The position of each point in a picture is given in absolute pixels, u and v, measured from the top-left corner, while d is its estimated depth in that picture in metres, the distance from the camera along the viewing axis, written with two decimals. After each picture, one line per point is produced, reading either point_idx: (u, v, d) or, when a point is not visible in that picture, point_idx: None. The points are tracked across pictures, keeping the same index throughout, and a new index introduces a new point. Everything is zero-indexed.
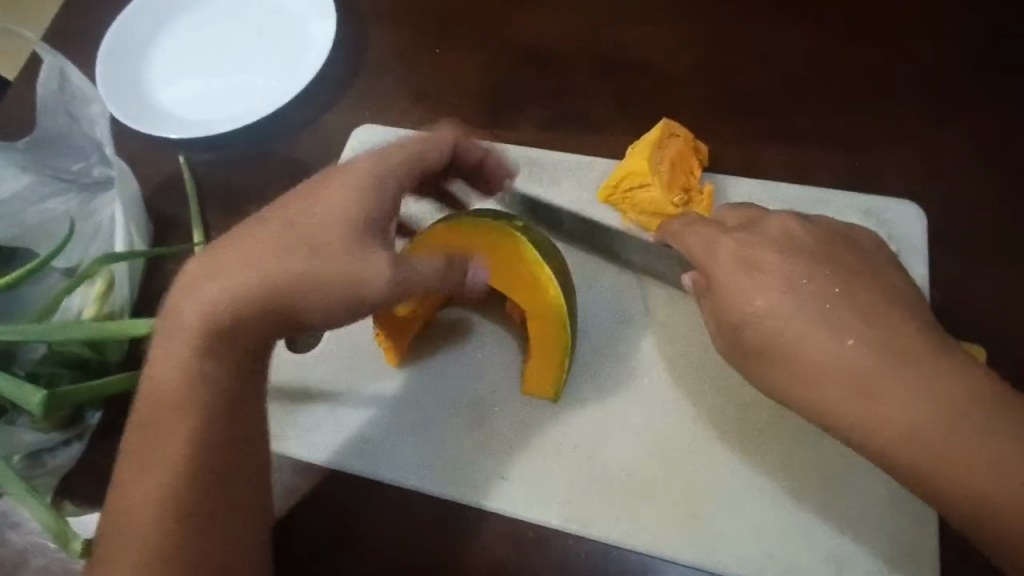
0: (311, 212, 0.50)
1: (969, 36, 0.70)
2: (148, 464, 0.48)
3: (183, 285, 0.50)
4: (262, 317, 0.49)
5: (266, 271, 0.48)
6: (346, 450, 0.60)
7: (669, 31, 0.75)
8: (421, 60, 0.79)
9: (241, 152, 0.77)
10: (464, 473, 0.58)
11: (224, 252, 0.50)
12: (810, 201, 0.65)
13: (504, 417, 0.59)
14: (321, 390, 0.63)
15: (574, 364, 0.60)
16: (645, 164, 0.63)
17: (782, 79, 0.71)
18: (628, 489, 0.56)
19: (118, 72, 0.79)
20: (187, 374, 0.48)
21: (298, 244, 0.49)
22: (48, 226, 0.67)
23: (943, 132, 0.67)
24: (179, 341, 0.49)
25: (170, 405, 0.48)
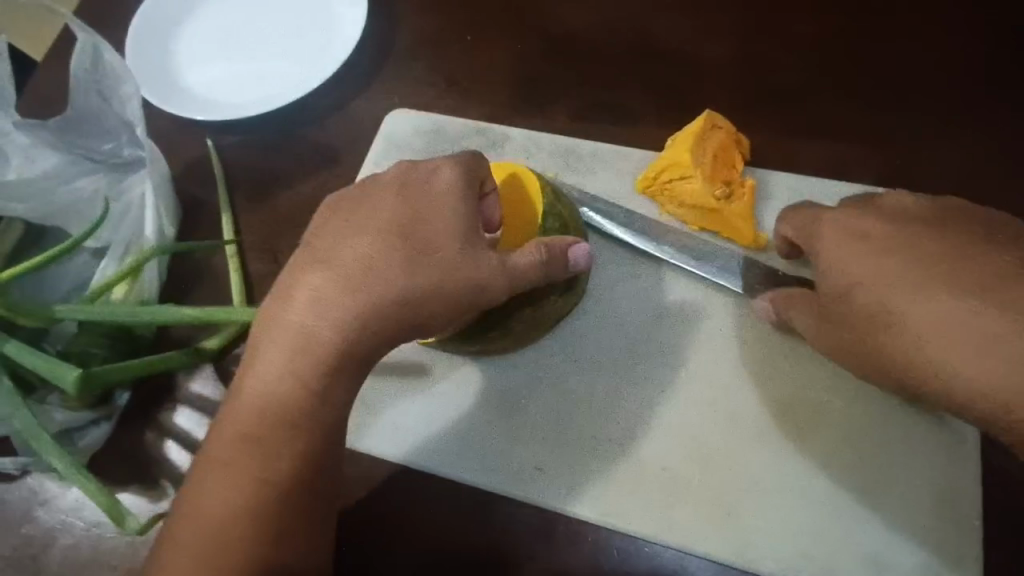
0: (400, 218, 0.51)
1: (1013, 29, 0.69)
2: (231, 460, 0.50)
3: (298, 292, 0.51)
4: (379, 325, 0.50)
5: (379, 281, 0.49)
6: (383, 437, 0.60)
7: (703, 21, 0.74)
8: (452, 47, 0.78)
9: (271, 136, 0.76)
10: (500, 466, 0.58)
11: (335, 265, 0.51)
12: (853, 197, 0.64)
13: (542, 411, 0.59)
14: (393, 383, 0.62)
15: (616, 364, 0.59)
16: (687, 155, 0.62)
17: (821, 73, 0.70)
18: (665, 483, 0.55)
19: (146, 55, 0.78)
20: (302, 388, 0.50)
21: (402, 251, 0.50)
22: (78, 207, 0.67)
23: (986, 129, 0.65)
24: (296, 352, 0.50)
25: (272, 416, 0.50)
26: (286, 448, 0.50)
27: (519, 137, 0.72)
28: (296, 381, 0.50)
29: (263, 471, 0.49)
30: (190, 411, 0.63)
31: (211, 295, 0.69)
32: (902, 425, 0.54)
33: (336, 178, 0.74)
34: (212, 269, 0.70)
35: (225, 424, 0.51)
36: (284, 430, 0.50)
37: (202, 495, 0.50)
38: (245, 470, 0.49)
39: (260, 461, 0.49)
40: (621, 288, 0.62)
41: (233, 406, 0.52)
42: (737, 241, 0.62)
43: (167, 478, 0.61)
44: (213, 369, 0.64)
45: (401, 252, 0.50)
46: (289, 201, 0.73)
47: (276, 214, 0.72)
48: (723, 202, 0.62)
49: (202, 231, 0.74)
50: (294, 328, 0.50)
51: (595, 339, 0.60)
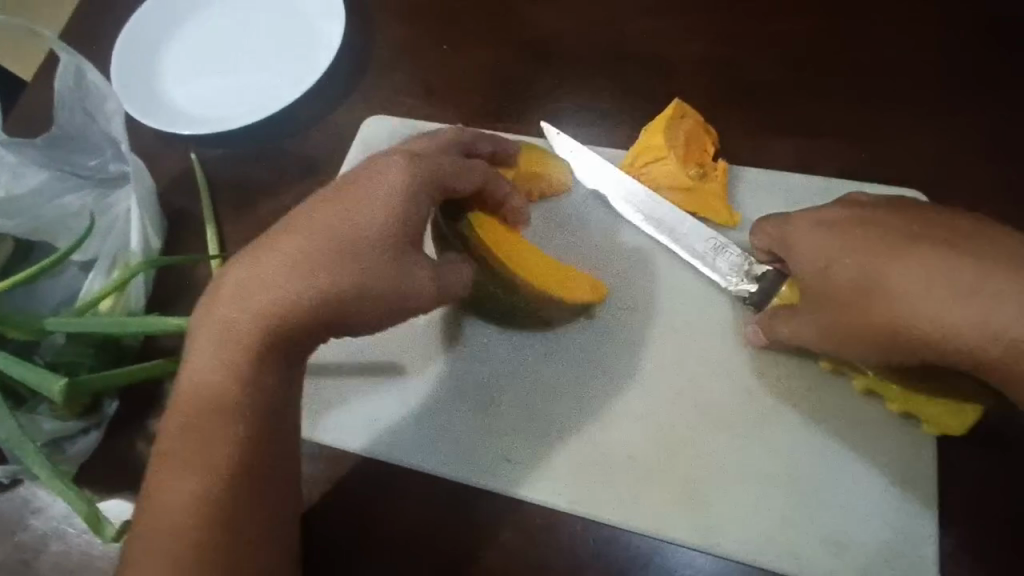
0: (338, 214, 0.52)
1: (971, 26, 0.71)
2: (176, 446, 0.51)
3: (226, 285, 0.52)
4: (312, 317, 0.51)
5: (306, 275, 0.51)
6: (358, 433, 0.62)
7: (673, 25, 0.76)
8: (429, 56, 0.80)
9: (254, 148, 0.78)
10: (472, 459, 0.59)
11: (261, 260, 0.52)
12: (815, 191, 0.65)
13: (512, 405, 0.60)
14: (350, 379, 0.64)
15: (583, 357, 0.61)
16: (660, 138, 0.64)
17: (786, 72, 0.71)
18: (631, 470, 0.57)
19: (132, 73, 0.80)
20: (235, 376, 0.51)
21: (340, 251, 0.51)
22: (65, 222, 0.69)
23: (946, 123, 0.67)
24: (224, 342, 0.51)
25: (212, 409, 0.51)
26: (223, 436, 0.50)
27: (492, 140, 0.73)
28: (222, 364, 0.51)
29: (203, 457, 0.50)
30: None
31: (197, 306, 0.71)
32: (866, 411, 0.56)
33: (316, 188, 0.76)
34: (197, 279, 0.71)
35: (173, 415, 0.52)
36: (219, 418, 0.51)
37: (154, 488, 0.51)
38: (187, 458, 0.50)
39: (205, 456, 0.50)
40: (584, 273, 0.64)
41: (174, 400, 0.53)
42: (715, 219, 0.64)
43: None
44: None
45: (338, 245, 0.51)
46: (271, 211, 0.74)
47: (258, 224, 0.74)
48: (697, 182, 0.64)
49: (187, 243, 0.75)
50: (221, 319, 0.52)
51: (565, 334, 0.62)
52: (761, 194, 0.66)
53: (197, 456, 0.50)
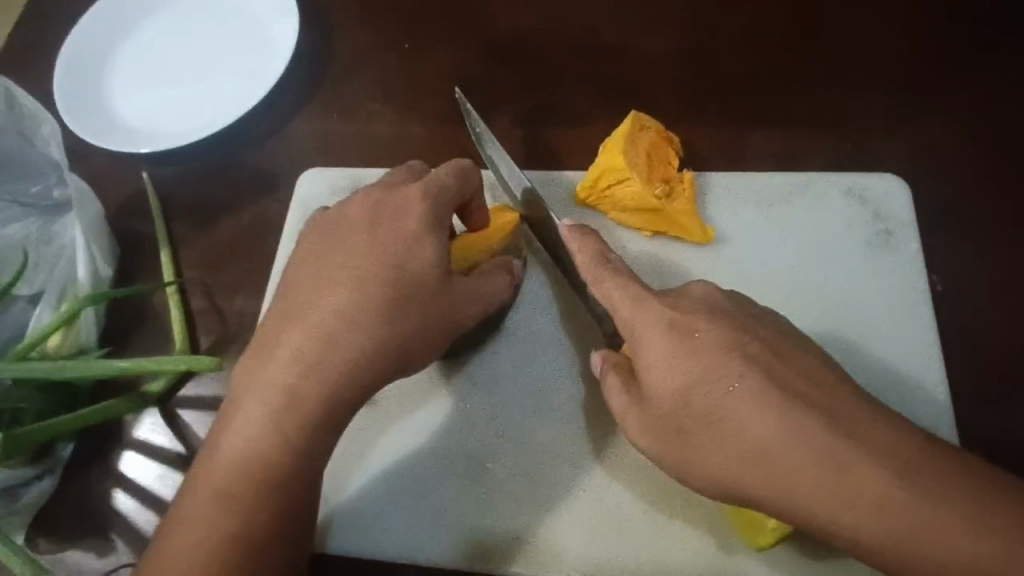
0: (388, 250, 0.50)
1: (950, 8, 0.68)
2: (206, 516, 0.46)
3: (279, 346, 0.48)
4: (370, 364, 0.48)
5: (366, 324, 0.48)
6: (349, 518, 0.57)
7: (644, 18, 0.72)
8: (389, 59, 0.76)
9: (207, 164, 0.74)
10: (480, 535, 0.54)
11: (312, 315, 0.49)
12: (786, 191, 0.61)
13: (508, 469, 0.56)
14: (348, 446, 0.59)
15: (563, 421, 0.57)
16: (621, 158, 0.59)
17: (763, 60, 0.68)
18: (643, 532, 0.53)
19: (76, 86, 0.76)
20: (280, 433, 0.47)
21: (391, 291, 0.49)
22: (6, 255, 0.65)
23: (931, 108, 0.64)
24: (277, 402, 0.47)
25: (249, 471, 0.46)
26: (259, 496, 0.46)
27: None
28: (274, 422, 0.47)
29: (242, 521, 0.46)
30: (139, 459, 0.61)
31: (153, 337, 0.66)
32: None
33: (276, 203, 0.72)
34: (154, 309, 0.67)
35: (196, 483, 0.47)
36: (261, 479, 0.46)
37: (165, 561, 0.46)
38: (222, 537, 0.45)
39: (241, 521, 0.46)
40: (522, 358, 0.59)
41: (203, 460, 0.48)
42: (686, 239, 0.60)
43: (117, 531, 0.59)
44: (159, 412, 0.62)
45: (390, 284, 0.49)
46: (230, 231, 0.70)
47: (216, 244, 0.70)
48: (664, 201, 0.59)
49: (140, 271, 0.71)
50: (273, 379, 0.48)
51: (547, 378, 0.58)
52: (736, 202, 0.61)
53: (230, 523, 0.46)
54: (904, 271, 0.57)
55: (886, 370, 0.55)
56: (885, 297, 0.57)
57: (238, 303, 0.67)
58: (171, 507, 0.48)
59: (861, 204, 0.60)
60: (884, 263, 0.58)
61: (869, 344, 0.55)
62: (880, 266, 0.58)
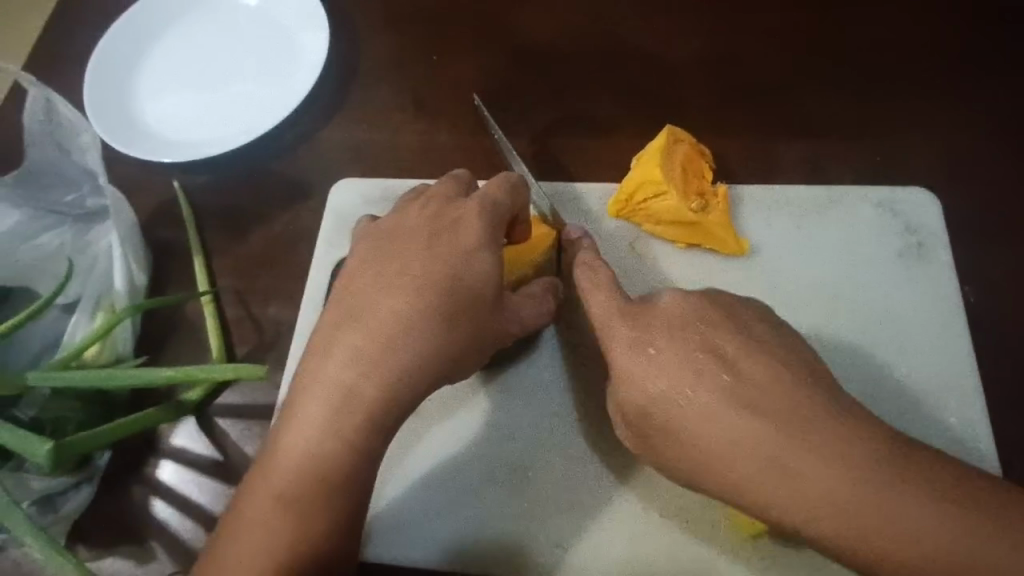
0: (441, 261, 0.51)
1: (969, 20, 0.69)
2: (266, 519, 0.47)
3: (335, 352, 0.49)
4: (424, 371, 0.49)
5: (419, 332, 0.49)
6: (394, 526, 0.57)
7: (669, 29, 0.73)
8: (416, 68, 0.77)
9: (237, 172, 0.75)
10: (523, 544, 0.55)
11: (370, 324, 0.49)
12: (823, 202, 0.62)
13: (551, 478, 0.56)
14: (392, 453, 0.59)
15: (607, 430, 0.57)
16: (658, 171, 0.60)
17: (788, 72, 0.69)
18: (685, 540, 0.53)
19: (104, 95, 0.77)
20: (338, 438, 0.47)
21: (446, 299, 0.50)
22: (45, 263, 0.65)
23: (954, 121, 0.65)
24: (337, 408, 0.48)
25: (306, 475, 0.47)
26: (319, 499, 0.47)
27: None
28: (336, 427, 0.47)
29: (301, 524, 0.46)
30: (175, 466, 0.61)
31: (186, 345, 0.67)
32: None
33: (307, 211, 0.72)
34: (186, 317, 0.68)
35: (256, 488, 0.48)
36: (319, 483, 0.47)
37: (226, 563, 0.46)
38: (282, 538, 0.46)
39: (302, 525, 0.46)
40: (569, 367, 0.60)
41: (261, 464, 0.49)
42: (720, 251, 0.61)
43: (156, 537, 0.59)
44: (196, 420, 0.62)
45: (445, 292, 0.50)
46: (262, 240, 0.71)
47: (248, 253, 0.70)
48: (701, 215, 0.60)
49: (171, 279, 0.71)
50: (330, 385, 0.48)
51: (591, 389, 0.59)
52: (773, 214, 0.62)
53: (289, 526, 0.46)
54: (936, 282, 0.59)
55: (917, 382, 0.56)
56: (916, 309, 0.58)
57: (271, 310, 0.67)
58: (229, 508, 0.49)
59: (891, 216, 0.61)
60: (920, 274, 0.59)
61: (901, 355, 0.57)
62: (913, 277, 0.59)
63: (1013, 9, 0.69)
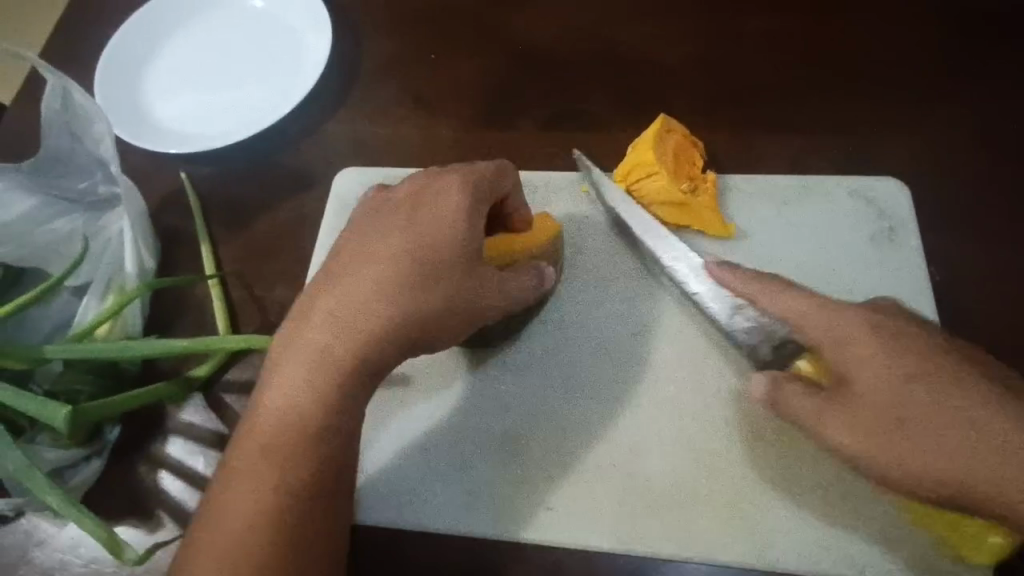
0: (422, 235, 0.54)
1: (940, 22, 0.74)
2: (250, 473, 0.48)
3: (318, 315, 0.52)
4: (398, 339, 0.52)
5: (398, 300, 0.52)
6: (389, 495, 0.60)
7: (657, 30, 0.77)
8: (416, 66, 0.80)
9: (243, 164, 0.78)
10: (512, 509, 0.57)
11: (354, 292, 0.53)
12: (795, 190, 0.66)
13: (540, 447, 0.59)
14: (386, 425, 0.62)
15: (595, 401, 0.60)
16: (651, 153, 0.64)
17: (769, 70, 0.73)
18: (672, 501, 0.56)
19: (116, 91, 0.80)
20: (316, 398, 0.50)
21: (425, 271, 0.52)
22: (58, 247, 0.68)
23: (924, 115, 0.69)
24: (316, 369, 0.51)
25: (286, 432, 0.49)
26: (295, 464, 0.48)
27: None
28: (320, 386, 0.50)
29: (279, 480, 0.48)
30: (183, 440, 0.63)
31: (193, 328, 0.69)
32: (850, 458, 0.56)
33: (310, 201, 0.75)
34: (193, 301, 0.70)
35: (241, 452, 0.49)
36: (298, 440, 0.49)
37: (210, 514, 0.48)
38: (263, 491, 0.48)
39: (280, 481, 0.48)
40: (560, 341, 0.63)
41: (246, 422, 0.51)
42: (709, 233, 0.65)
43: (164, 509, 0.61)
44: (203, 397, 0.65)
45: (425, 265, 0.53)
46: (267, 227, 0.74)
47: (253, 239, 0.73)
48: (689, 196, 0.65)
49: (179, 265, 0.74)
50: (313, 347, 0.51)
51: (581, 361, 0.62)
52: (750, 202, 0.66)
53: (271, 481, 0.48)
54: (902, 263, 0.62)
55: None
56: (871, 288, 0.62)
57: (276, 293, 0.70)
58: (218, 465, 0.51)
59: (864, 202, 0.65)
60: (884, 257, 0.63)
61: None
62: (881, 259, 0.63)
63: (980, 11, 0.74)
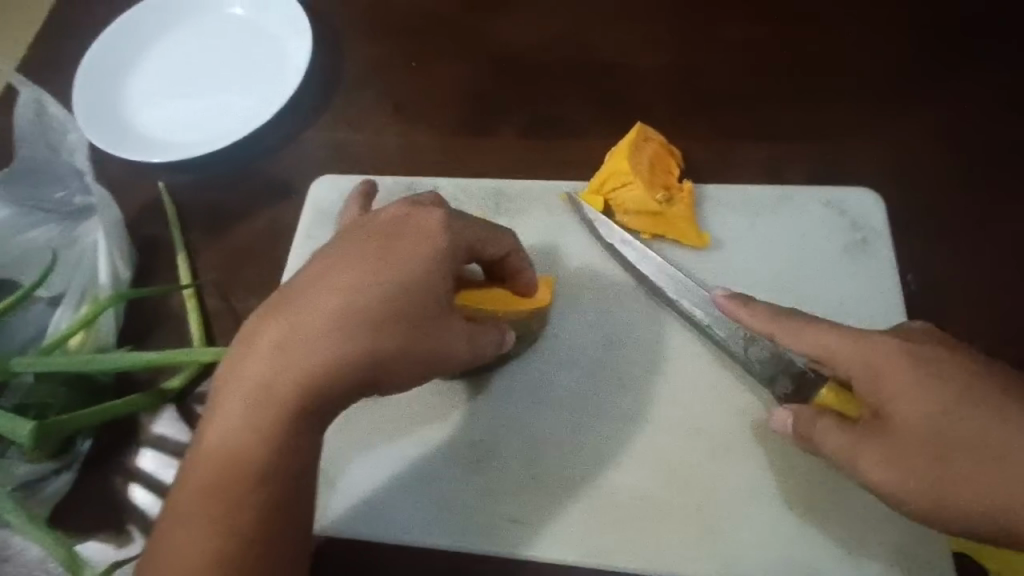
0: (385, 272, 0.51)
1: (921, 26, 0.73)
2: (202, 500, 0.48)
3: (265, 342, 0.50)
4: (352, 378, 0.50)
5: (350, 339, 0.49)
6: (356, 506, 0.59)
7: (637, 36, 0.77)
8: (395, 73, 0.80)
9: (222, 173, 0.77)
10: (478, 522, 0.57)
11: (310, 318, 0.50)
12: (774, 202, 0.65)
13: (507, 459, 0.59)
14: (356, 436, 0.62)
15: (565, 413, 0.60)
16: (625, 163, 0.64)
17: (750, 76, 0.73)
18: (636, 514, 0.56)
19: (95, 99, 0.79)
20: (263, 434, 0.49)
21: (386, 308, 0.50)
22: (32, 257, 0.67)
23: (907, 119, 0.69)
24: (263, 403, 0.49)
25: (234, 464, 0.48)
26: (241, 499, 0.48)
27: (445, 185, 0.71)
28: (270, 424, 0.49)
29: (229, 512, 0.47)
30: (155, 453, 0.63)
31: (169, 338, 0.69)
32: (820, 472, 0.56)
33: (289, 209, 0.75)
34: (170, 311, 0.70)
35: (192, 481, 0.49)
36: (246, 472, 0.48)
37: (170, 545, 0.48)
38: (217, 519, 0.47)
39: (230, 514, 0.47)
40: (532, 352, 0.63)
41: (196, 448, 0.50)
42: (685, 244, 0.64)
43: (135, 522, 0.60)
44: (176, 409, 0.64)
45: (385, 303, 0.50)
46: (245, 235, 0.73)
47: (231, 248, 0.73)
48: (665, 206, 0.64)
49: (155, 274, 0.73)
50: (260, 377, 0.49)
51: (554, 372, 0.61)
52: (725, 213, 0.65)
53: (223, 509, 0.48)
54: (875, 279, 0.61)
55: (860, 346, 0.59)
56: (843, 306, 0.61)
57: (252, 303, 0.69)
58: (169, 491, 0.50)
59: (839, 215, 0.64)
60: (860, 269, 0.62)
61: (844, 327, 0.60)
62: (854, 271, 0.62)
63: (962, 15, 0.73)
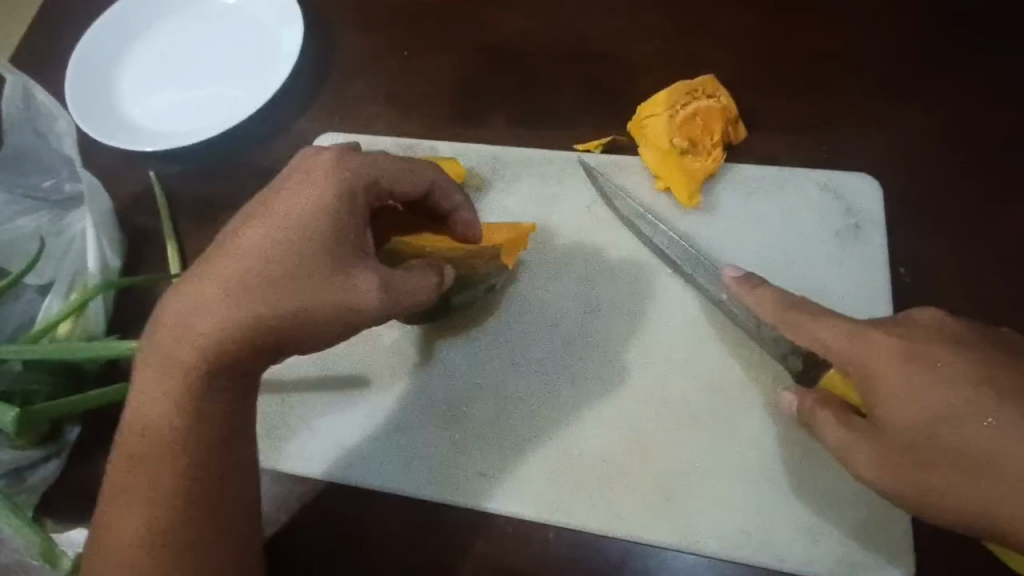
0: (281, 224, 0.49)
1: (918, 15, 0.72)
2: (144, 464, 0.48)
3: (171, 308, 0.49)
4: (255, 337, 0.47)
5: (249, 302, 0.47)
6: (329, 458, 0.61)
7: (632, 25, 0.76)
8: (388, 62, 0.79)
9: (212, 161, 0.77)
10: (447, 481, 0.58)
11: (210, 281, 0.48)
12: (770, 181, 0.66)
13: (480, 419, 0.60)
14: (337, 390, 0.63)
15: (539, 376, 0.61)
16: (666, 96, 0.67)
17: (744, 65, 0.72)
18: (602, 475, 0.57)
19: (87, 89, 0.79)
20: (179, 398, 0.48)
21: (292, 260, 0.48)
22: (19, 244, 0.67)
23: (901, 109, 0.68)
24: (174, 368, 0.48)
25: (163, 428, 0.48)
26: (175, 471, 0.48)
27: (446, 150, 0.72)
28: (183, 394, 0.48)
29: (170, 474, 0.48)
30: None
31: None
32: (801, 452, 0.56)
33: None
34: (160, 299, 0.70)
35: (120, 453, 0.49)
36: (173, 435, 0.48)
37: (123, 505, 0.49)
38: (157, 481, 0.48)
39: (171, 474, 0.48)
40: (510, 315, 0.64)
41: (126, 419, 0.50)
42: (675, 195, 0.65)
43: None
44: None
45: (285, 253, 0.48)
46: None
47: None
48: (680, 152, 0.66)
49: (146, 262, 0.73)
50: (169, 345, 0.48)
51: (532, 335, 0.62)
52: (719, 190, 0.66)
53: (165, 471, 0.48)
54: (865, 263, 0.62)
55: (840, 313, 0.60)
56: (828, 286, 0.61)
57: None
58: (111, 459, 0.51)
59: (834, 197, 0.64)
60: (850, 254, 0.62)
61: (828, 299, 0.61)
62: (843, 257, 0.62)
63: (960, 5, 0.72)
